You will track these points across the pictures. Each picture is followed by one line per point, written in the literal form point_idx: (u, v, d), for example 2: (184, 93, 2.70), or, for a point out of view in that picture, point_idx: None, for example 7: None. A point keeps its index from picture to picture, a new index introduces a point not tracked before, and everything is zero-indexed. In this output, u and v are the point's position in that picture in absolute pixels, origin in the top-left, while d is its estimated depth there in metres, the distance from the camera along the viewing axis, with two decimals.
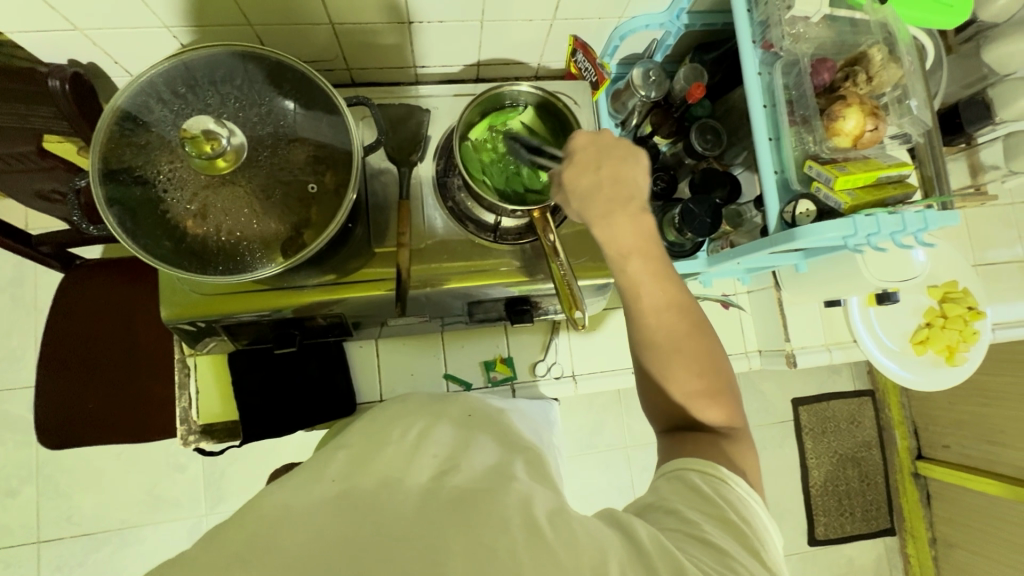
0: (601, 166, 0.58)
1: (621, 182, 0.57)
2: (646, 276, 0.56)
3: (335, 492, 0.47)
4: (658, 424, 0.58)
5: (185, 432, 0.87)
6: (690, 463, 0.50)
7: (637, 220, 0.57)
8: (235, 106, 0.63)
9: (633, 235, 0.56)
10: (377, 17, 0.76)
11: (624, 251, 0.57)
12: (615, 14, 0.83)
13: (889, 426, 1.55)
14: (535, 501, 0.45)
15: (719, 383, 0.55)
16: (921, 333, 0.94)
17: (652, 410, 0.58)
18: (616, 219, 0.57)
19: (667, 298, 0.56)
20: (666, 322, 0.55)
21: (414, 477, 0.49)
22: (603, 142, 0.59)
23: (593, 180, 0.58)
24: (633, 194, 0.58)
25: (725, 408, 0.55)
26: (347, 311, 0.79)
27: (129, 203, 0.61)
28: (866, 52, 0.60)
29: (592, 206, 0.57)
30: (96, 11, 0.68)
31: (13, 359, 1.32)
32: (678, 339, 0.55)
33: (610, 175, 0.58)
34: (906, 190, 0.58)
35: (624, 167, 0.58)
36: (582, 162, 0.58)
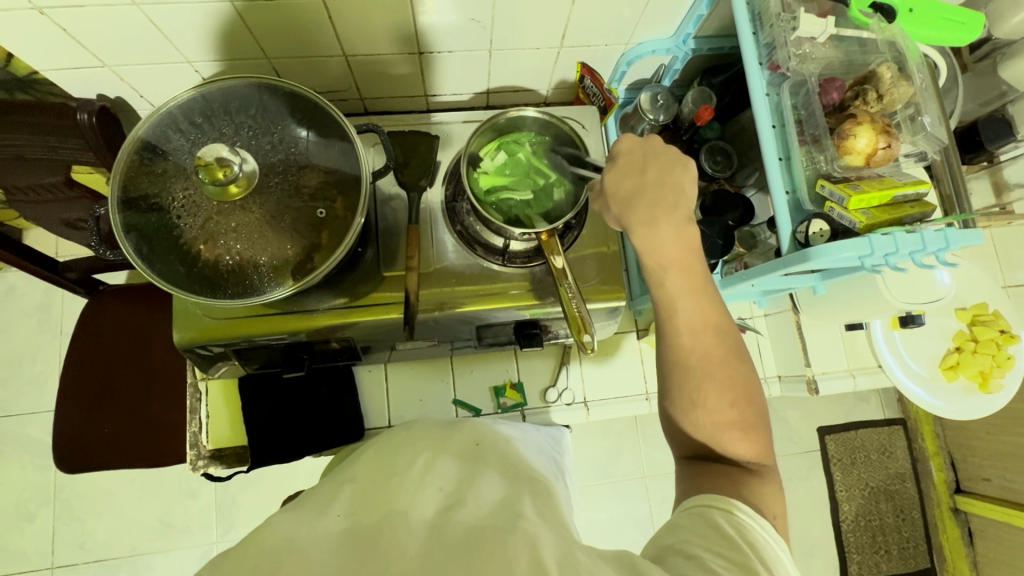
0: (647, 170, 0.57)
1: (665, 186, 0.56)
2: (685, 291, 0.54)
3: (339, 532, 0.46)
4: (677, 449, 0.55)
5: (194, 458, 0.87)
6: (712, 499, 0.48)
7: (682, 230, 0.55)
8: (249, 134, 0.65)
9: (674, 243, 0.54)
10: (389, 48, 0.79)
11: (663, 262, 0.54)
12: (621, 40, 0.84)
13: (924, 457, 1.47)
14: (542, 541, 0.44)
15: (749, 413, 0.51)
16: (950, 358, 0.90)
17: (673, 435, 0.55)
18: (660, 224, 0.54)
19: (706, 316, 0.53)
20: (701, 342, 0.52)
21: (418, 511, 0.48)
22: (652, 148, 0.58)
23: (637, 184, 0.57)
24: (680, 201, 0.56)
25: (756, 442, 0.51)
26: (357, 336, 0.79)
27: (145, 229, 0.63)
28: (875, 70, 0.59)
29: (636, 208, 0.56)
30: (123, 47, 0.72)
31: (36, 383, 1.35)
32: (713, 361, 0.52)
33: (655, 180, 0.56)
34: (924, 209, 0.56)
35: (671, 171, 0.57)
36: (626, 166, 0.58)
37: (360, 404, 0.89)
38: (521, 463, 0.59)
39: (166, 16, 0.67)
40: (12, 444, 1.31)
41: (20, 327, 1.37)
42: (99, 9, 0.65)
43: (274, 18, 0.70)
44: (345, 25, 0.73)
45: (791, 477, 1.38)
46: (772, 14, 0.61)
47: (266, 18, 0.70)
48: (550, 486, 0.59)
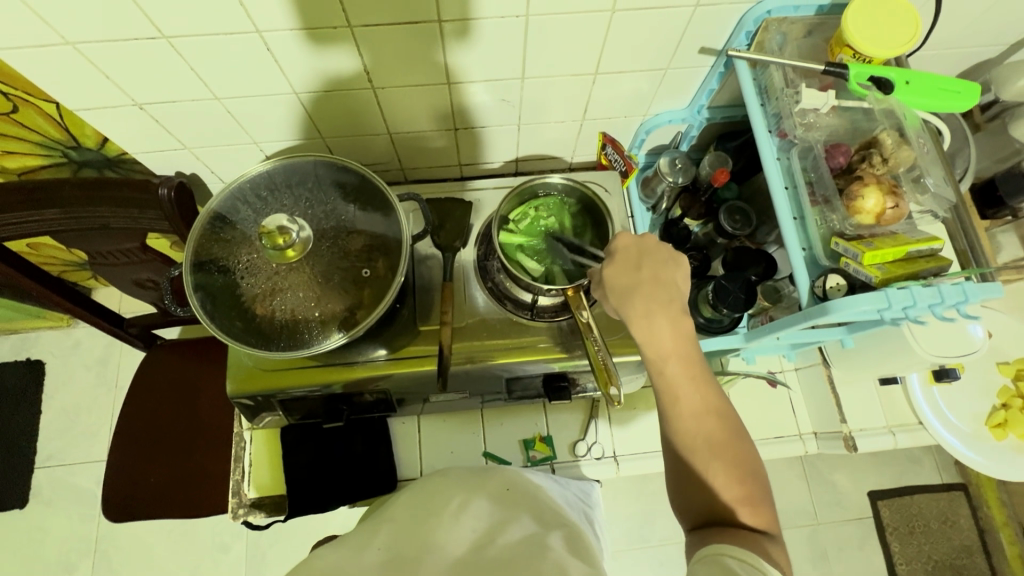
0: (642, 267, 0.61)
1: (659, 283, 0.60)
2: (684, 376, 0.56)
3: (379, 563, 0.53)
4: (687, 522, 0.54)
5: (235, 505, 0.90)
6: (725, 548, 0.48)
7: (677, 323, 0.58)
8: (306, 205, 0.73)
9: (671, 336, 0.57)
10: (429, 126, 0.88)
11: (662, 352, 0.57)
12: (639, 112, 0.91)
13: (993, 528, 1.36)
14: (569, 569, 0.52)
15: (757, 489, 0.52)
16: (998, 416, 0.86)
17: (683, 508, 0.54)
18: (656, 317, 0.58)
19: (705, 399, 0.55)
20: (703, 423, 0.54)
21: (452, 545, 0.55)
22: (648, 247, 0.63)
23: (633, 280, 0.61)
24: (674, 297, 0.59)
25: (765, 516, 0.51)
26: (392, 387, 0.83)
27: (211, 288, 0.70)
28: (877, 136, 0.63)
29: (634, 302, 0.59)
30: (201, 132, 0.84)
31: (90, 434, 1.43)
32: (716, 441, 0.53)
33: (651, 277, 0.61)
34: (940, 264, 0.58)
35: (665, 270, 0.61)
36: (623, 261, 0.63)
37: (392, 456, 0.92)
38: (546, 505, 0.66)
39: (243, 107, 0.79)
40: (63, 493, 1.38)
41: (81, 379, 1.47)
42: (189, 103, 0.77)
43: (331, 104, 0.81)
44: (391, 107, 0.83)
45: (841, 545, 1.29)
46: (777, 88, 0.67)
47: (325, 104, 0.80)
48: (577, 529, 0.65)
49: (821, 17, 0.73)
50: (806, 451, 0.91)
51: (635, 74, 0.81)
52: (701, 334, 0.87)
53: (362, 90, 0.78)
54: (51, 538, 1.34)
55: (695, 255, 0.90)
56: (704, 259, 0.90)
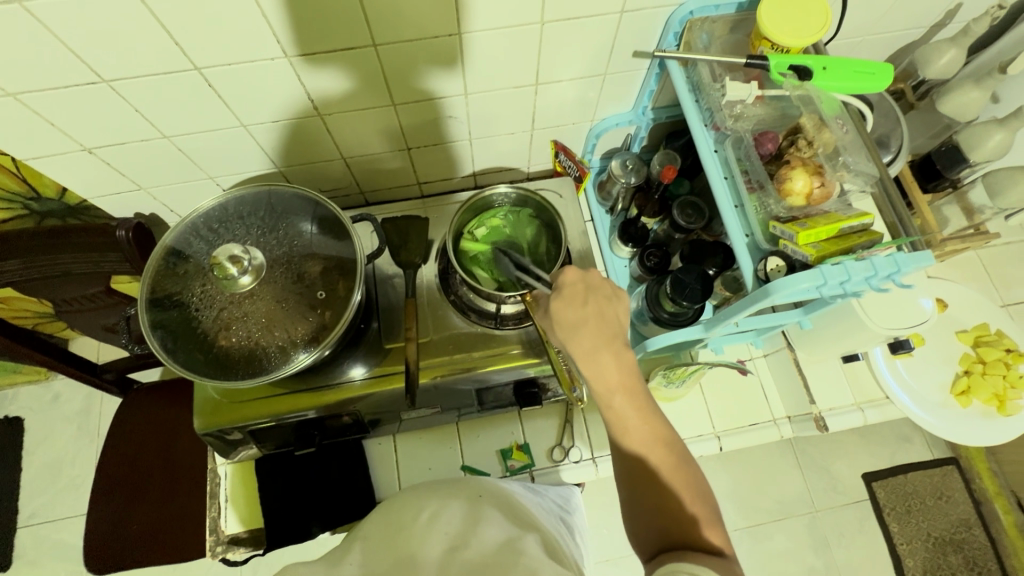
0: (587, 302, 0.63)
1: (605, 317, 0.62)
2: (632, 410, 0.58)
3: None
4: (644, 552, 0.54)
5: (213, 543, 0.88)
6: (682, 564, 0.47)
7: (621, 357, 0.60)
8: (258, 233, 0.74)
9: (616, 370, 0.59)
10: (381, 147, 0.90)
11: (610, 387, 0.59)
12: (586, 118, 0.94)
13: (987, 499, 1.37)
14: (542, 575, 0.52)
15: (711, 510, 0.54)
16: (960, 383, 0.87)
17: (637, 535, 0.55)
18: (602, 354, 0.60)
19: (653, 430, 0.57)
20: (654, 455, 0.56)
21: (427, 552, 0.54)
22: (592, 281, 0.65)
23: (578, 315, 0.62)
24: (617, 331, 0.62)
25: (720, 535, 0.53)
26: (366, 409, 0.83)
27: (169, 324, 0.70)
28: (800, 122, 0.66)
29: (579, 339, 0.61)
30: (155, 172, 0.85)
31: (72, 488, 1.40)
32: (668, 470, 0.55)
33: (595, 312, 0.62)
34: (872, 237, 0.59)
35: (608, 305, 0.63)
36: (570, 296, 0.64)
37: (370, 478, 0.91)
38: (519, 505, 0.65)
39: (194, 144, 0.80)
40: (47, 551, 1.34)
41: (61, 432, 1.45)
42: (139, 144, 0.78)
43: (282, 135, 0.82)
44: (341, 132, 0.84)
45: (841, 530, 1.29)
46: (707, 83, 0.70)
47: (275, 135, 0.82)
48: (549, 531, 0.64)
49: (742, 15, 0.77)
50: (781, 436, 0.92)
51: (575, 82, 0.84)
52: (667, 328, 0.88)
53: (310, 118, 0.80)
54: None
55: (654, 252, 0.92)
56: (663, 256, 0.91)
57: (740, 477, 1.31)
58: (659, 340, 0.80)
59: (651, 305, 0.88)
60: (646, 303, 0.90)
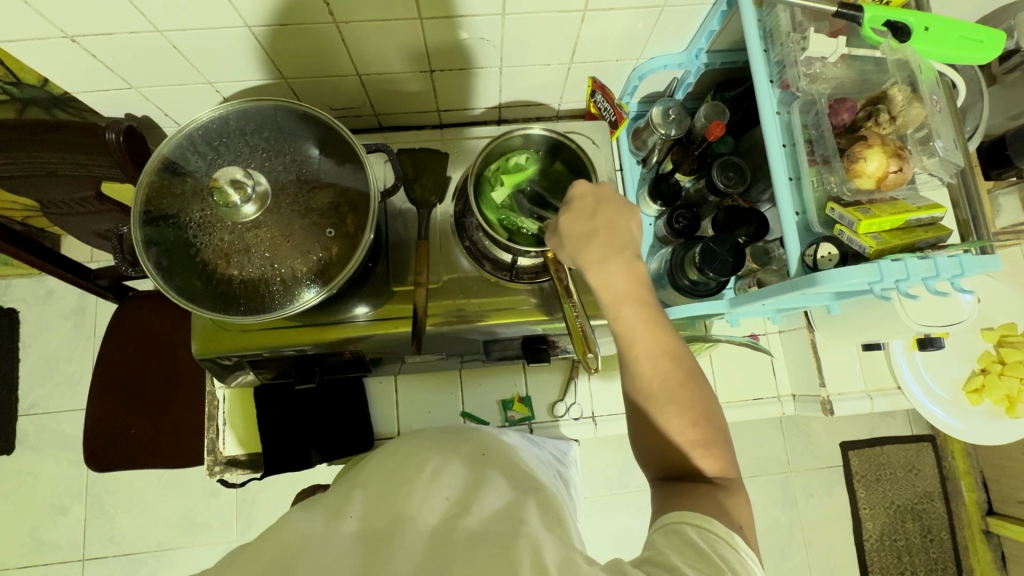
0: (596, 215, 0.59)
1: (615, 230, 0.58)
2: (640, 322, 0.55)
3: (351, 533, 0.49)
4: (650, 472, 0.56)
5: (211, 463, 0.91)
6: (686, 515, 0.48)
7: (631, 266, 0.57)
8: (262, 156, 0.67)
9: (626, 280, 0.56)
10: (401, 67, 0.80)
11: (617, 297, 0.56)
12: (632, 56, 0.84)
13: (954, 476, 1.42)
14: (544, 546, 0.46)
15: (714, 432, 0.53)
16: (975, 381, 0.88)
17: (643, 454, 0.56)
18: (609, 266, 0.57)
19: (663, 348, 0.55)
20: (661, 371, 0.54)
21: (425, 517, 0.50)
22: (603, 193, 0.60)
23: (585, 226, 0.59)
24: (628, 241, 0.58)
25: (719, 459, 0.53)
26: (369, 348, 0.81)
27: (165, 244, 0.65)
28: (887, 91, 0.59)
29: (587, 249, 0.57)
30: (147, 70, 0.76)
31: (72, 383, 1.41)
32: (674, 391, 0.54)
33: (605, 223, 0.58)
34: (939, 234, 0.55)
35: (620, 216, 0.59)
36: (578, 210, 0.60)
37: (368, 413, 0.92)
38: (522, 467, 0.63)
39: (189, 43, 0.71)
40: (48, 439, 1.38)
41: (57, 328, 1.44)
42: (127, 37, 0.69)
43: (288, 41, 0.72)
44: (358, 45, 0.74)
45: (811, 492, 1.33)
46: (783, 32, 0.61)
47: (280, 40, 0.72)
48: (551, 492, 0.62)
49: None
50: (783, 413, 0.92)
51: (626, 13, 0.73)
52: (685, 296, 0.83)
53: (322, 25, 0.70)
54: (41, 483, 1.35)
55: (684, 214, 0.85)
56: (694, 218, 0.85)
57: None
58: (682, 310, 0.78)
59: (673, 270, 0.82)
60: (667, 267, 0.85)
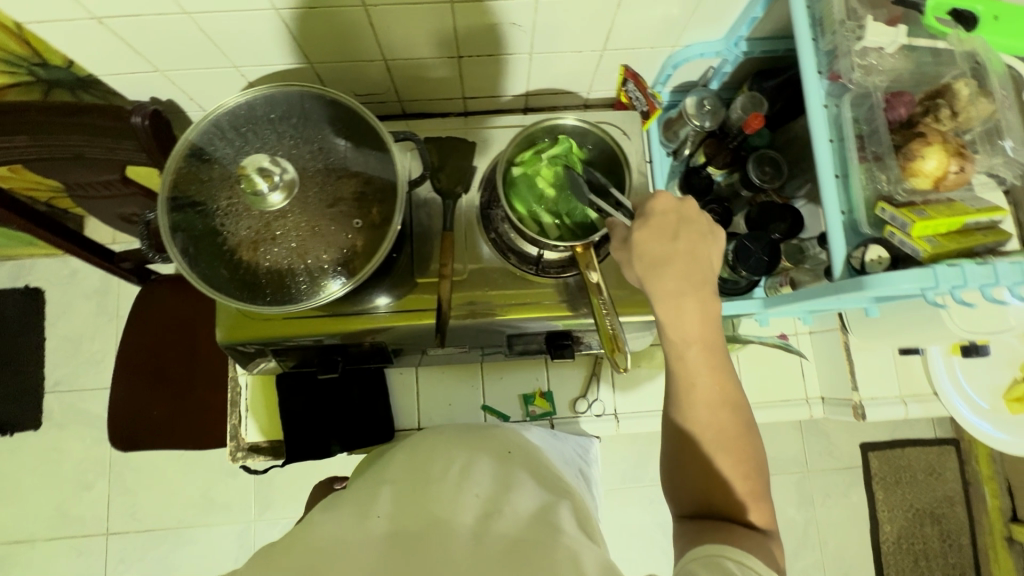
0: (679, 239, 0.56)
1: (696, 259, 0.55)
2: (704, 365, 0.53)
3: (383, 535, 0.48)
4: (677, 509, 0.53)
5: (234, 448, 0.92)
6: (722, 547, 0.46)
7: (706, 305, 0.54)
8: (289, 143, 0.65)
9: (699, 319, 0.54)
10: (429, 52, 0.78)
11: (687, 335, 0.54)
12: (668, 43, 0.81)
13: (977, 481, 1.38)
14: (584, 558, 0.44)
15: (761, 485, 0.52)
16: (1016, 389, 0.86)
17: (674, 493, 0.54)
18: (684, 299, 0.54)
19: (723, 394, 0.53)
20: (716, 419, 0.52)
21: (460, 517, 0.49)
22: (689, 214, 0.57)
23: (666, 251, 0.56)
24: (706, 275, 0.55)
25: (766, 513, 0.51)
26: (391, 339, 0.80)
27: (191, 231, 0.65)
28: (951, 84, 0.55)
29: (663, 278, 0.55)
30: (172, 53, 0.75)
31: (95, 362, 1.43)
32: (727, 437, 0.52)
33: (686, 251, 0.55)
34: (999, 238, 0.51)
35: (702, 244, 0.56)
36: (658, 228, 0.57)
37: (387, 403, 0.92)
38: (549, 467, 0.62)
39: (217, 26, 0.70)
40: (73, 417, 1.41)
41: (81, 308, 1.45)
42: (155, 18, 0.67)
43: (317, 25, 0.71)
44: (386, 29, 0.72)
45: (828, 493, 1.31)
46: (835, 20, 0.57)
47: (309, 24, 0.71)
48: (578, 494, 0.61)
49: None
50: (811, 416, 0.90)
51: None
52: (714, 294, 0.81)
53: (352, 8, 0.68)
54: (66, 460, 1.38)
55: (716, 209, 0.83)
56: (726, 213, 0.83)
57: None
58: None
59: None
60: None
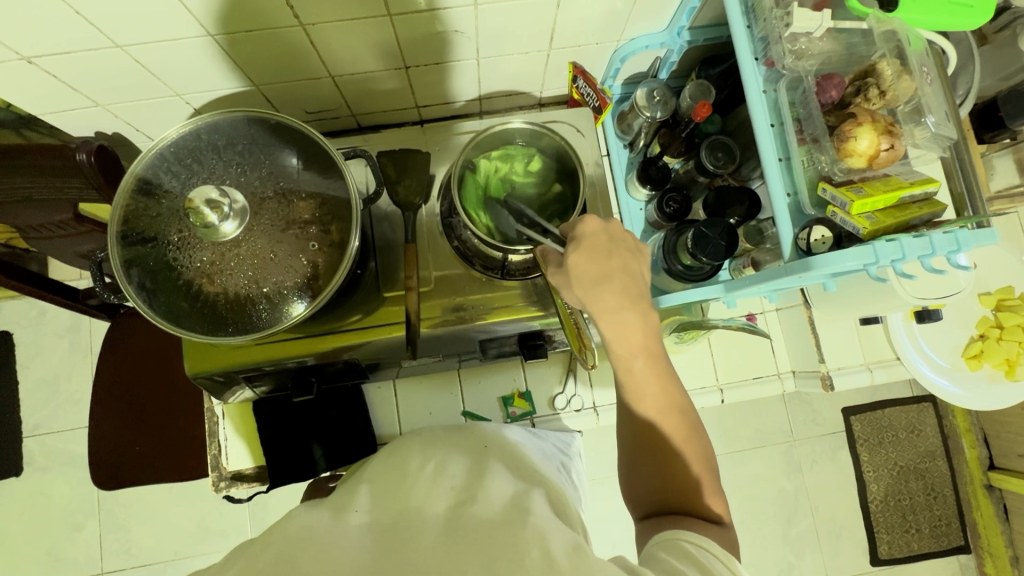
0: (612, 256, 0.56)
1: (631, 275, 0.56)
2: (650, 375, 0.55)
3: (360, 526, 0.50)
4: (637, 511, 0.56)
5: (216, 479, 0.91)
6: (682, 532, 0.49)
7: (647, 318, 0.55)
8: (237, 171, 0.65)
9: (639, 333, 0.55)
10: (375, 65, 0.78)
11: (630, 348, 0.55)
12: (612, 37, 0.81)
13: (955, 434, 1.42)
14: (552, 537, 0.45)
15: (714, 480, 0.55)
16: (973, 347, 0.89)
17: (634, 494, 0.56)
18: (625, 315, 0.54)
19: (669, 400, 0.55)
20: (666, 422, 0.55)
21: (433, 507, 0.50)
22: (616, 232, 0.58)
23: (602, 269, 0.55)
24: (643, 289, 0.56)
25: (720, 503, 0.54)
26: (365, 355, 0.80)
27: (147, 268, 0.64)
28: (875, 65, 0.58)
29: (603, 296, 0.55)
30: (110, 86, 0.73)
31: (73, 401, 1.41)
32: (681, 439, 0.55)
33: (620, 267, 0.56)
34: (933, 210, 0.54)
35: (634, 260, 0.57)
36: (592, 248, 0.56)
37: (369, 418, 0.92)
38: (525, 460, 0.63)
39: (153, 56, 0.68)
40: (56, 459, 1.38)
41: (54, 348, 1.42)
42: (87, 54, 0.66)
43: (257, 48, 0.70)
44: (327, 46, 0.72)
45: (814, 459, 1.34)
46: (765, 7, 0.59)
47: (247, 47, 0.70)
48: (555, 484, 0.62)
49: None
50: (783, 390, 0.93)
51: None
52: (679, 282, 0.82)
53: (289, 28, 0.67)
54: (54, 502, 1.36)
55: (675, 197, 0.84)
56: (684, 202, 0.83)
57: (726, 411, 1.34)
58: (674, 298, 0.77)
59: (666, 255, 0.80)
60: (661, 253, 0.83)
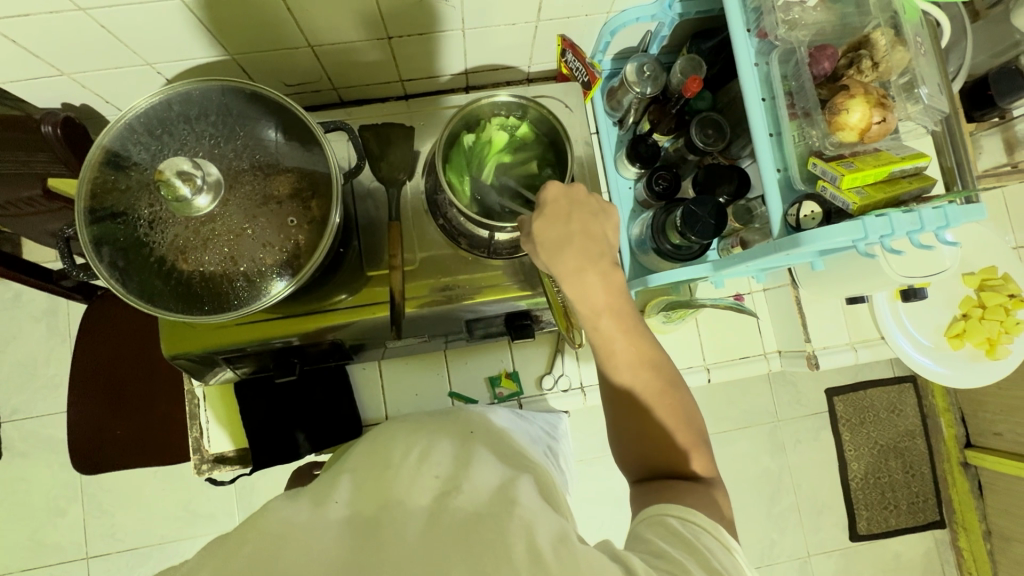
0: (571, 218, 0.56)
1: (591, 236, 0.55)
2: (619, 333, 0.55)
3: (341, 521, 0.48)
4: (629, 473, 0.57)
5: (199, 462, 0.90)
6: (667, 507, 0.48)
7: (609, 277, 0.55)
8: (211, 142, 0.62)
9: (604, 295, 0.54)
10: (356, 35, 0.75)
11: (596, 310, 0.55)
12: (602, 9, 0.79)
13: (934, 414, 1.44)
14: (538, 528, 0.44)
15: (696, 436, 0.55)
16: (957, 325, 0.91)
17: (624, 457, 0.56)
18: (587, 276, 0.54)
19: (640, 354, 0.55)
20: (641, 376, 0.55)
21: (416, 500, 0.50)
22: (575, 194, 0.57)
23: (561, 233, 0.55)
24: (605, 250, 0.56)
25: (705, 460, 0.54)
26: (349, 335, 0.79)
27: (116, 244, 0.61)
28: (868, 36, 0.57)
29: (563, 258, 0.54)
30: (76, 53, 0.69)
31: (52, 386, 1.37)
32: (655, 394, 0.55)
33: (581, 230, 0.55)
34: (923, 184, 0.53)
35: (594, 221, 0.56)
36: (551, 213, 0.56)
37: (354, 399, 0.91)
38: (513, 446, 0.62)
39: (119, 22, 0.65)
40: (35, 444, 1.35)
41: (30, 333, 1.38)
42: (46, 18, 0.62)
43: (231, 14, 0.67)
44: (306, 14, 0.69)
45: (798, 439, 1.36)
46: None
47: (221, 13, 0.66)
48: (542, 468, 0.61)
49: None
50: (770, 369, 0.93)
51: None
52: (668, 261, 0.81)
53: None
54: (35, 488, 1.33)
55: (664, 175, 0.83)
56: (674, 179, 0.82)
57: (713, 392, 1.35)
58: (663, 276, 0.76)
59: (654, 235, 0.79)
60: (650, 232, 0.82)
